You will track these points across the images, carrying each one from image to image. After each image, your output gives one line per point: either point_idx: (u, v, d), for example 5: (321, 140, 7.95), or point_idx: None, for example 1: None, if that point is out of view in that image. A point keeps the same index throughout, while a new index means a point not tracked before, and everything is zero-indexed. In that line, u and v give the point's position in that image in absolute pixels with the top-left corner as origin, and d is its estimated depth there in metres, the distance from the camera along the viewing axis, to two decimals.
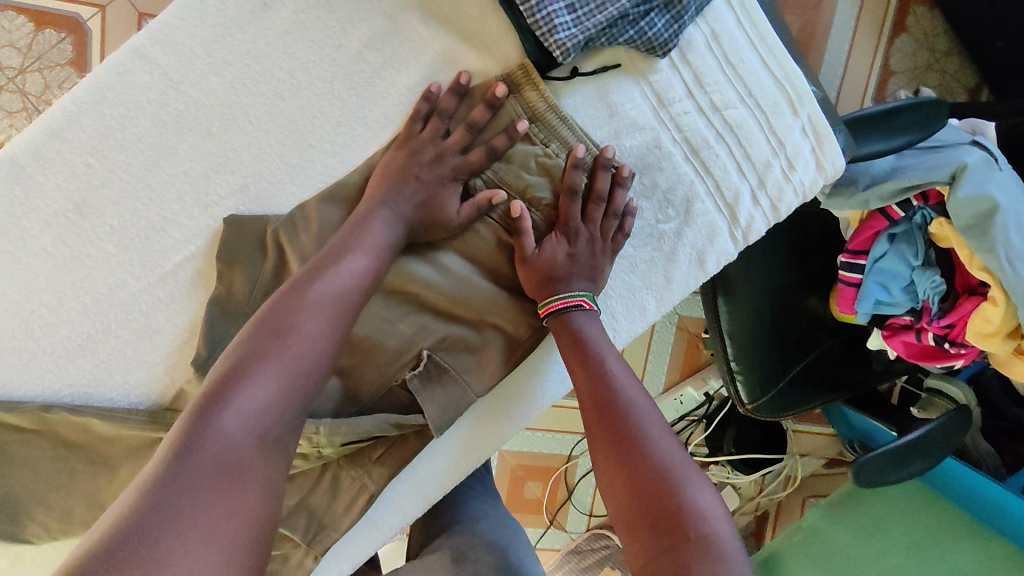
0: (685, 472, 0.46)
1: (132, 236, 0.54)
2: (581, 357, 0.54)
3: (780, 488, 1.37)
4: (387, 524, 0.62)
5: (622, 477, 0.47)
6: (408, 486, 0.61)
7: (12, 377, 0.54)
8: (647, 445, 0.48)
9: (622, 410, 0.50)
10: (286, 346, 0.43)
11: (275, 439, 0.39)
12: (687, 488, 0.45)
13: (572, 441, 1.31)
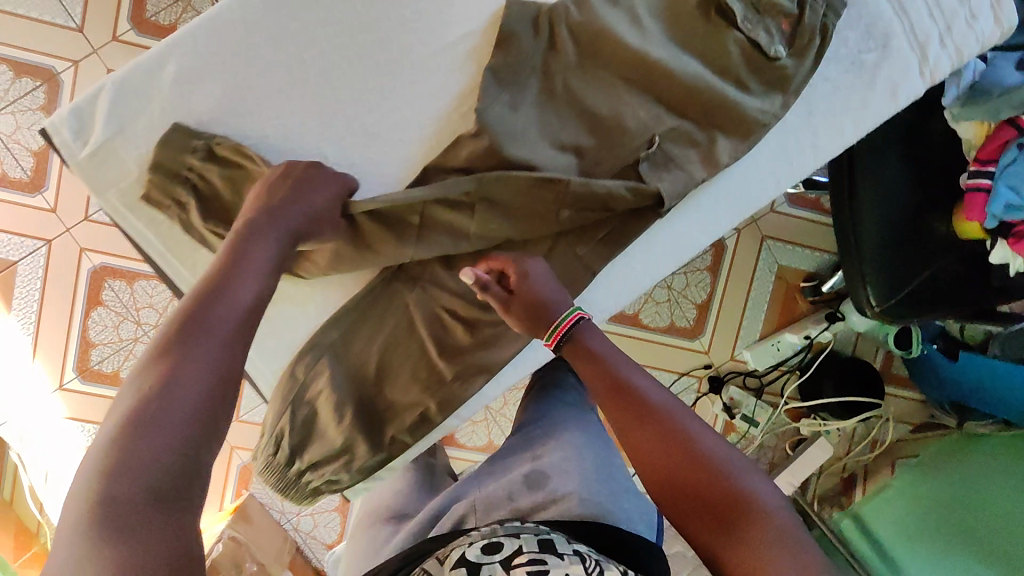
0: (738, 466, 0.55)
1: (426, 8, 0.63)
2: (605, 368, 0.63)
3: (867, 451, 1.40)
4: (597, 304, 0.72)
5: (681, 456, 0.56)
6: (621, 271, 0.71)
7: (312, 116, 0.62)
8: (699, 441, 0.57)
9: (687, 458, 0.56)
10: (220, 309, 0.50)
11: (197, 431, 0.43)
12: (741, 474, 0.54)
13: (669, 380, 1.35)
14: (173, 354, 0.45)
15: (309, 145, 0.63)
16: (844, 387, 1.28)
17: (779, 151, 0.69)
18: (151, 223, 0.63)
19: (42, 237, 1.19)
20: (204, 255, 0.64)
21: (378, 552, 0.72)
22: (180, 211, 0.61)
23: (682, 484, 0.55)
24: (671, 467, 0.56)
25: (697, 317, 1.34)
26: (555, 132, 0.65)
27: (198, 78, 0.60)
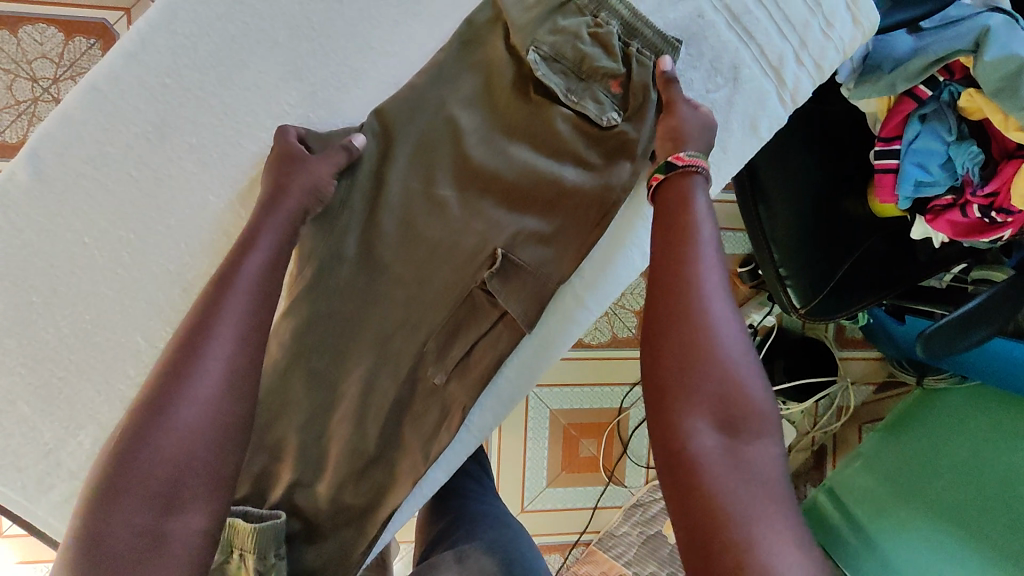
0: (742, 366, 0.46)
1: (209, 155, 0.56)
2: (679, 208, 0.53)
3: (834, 421, 1.37)
4: (478, 429, 0.64)
5: (692, 324, 0.47)
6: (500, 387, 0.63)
7: (109, 304, 0.56)
8: (720, 334, 0.46)
9: (707, 335, 0.46)
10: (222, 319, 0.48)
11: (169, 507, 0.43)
12: (744, 374, 0.45)
13: (621, 392, 1.31)
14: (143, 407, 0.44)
15: (120, 333, 0.56)
16: (795, 369, 1.24)
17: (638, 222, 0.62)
18: None
19: None
20: (28, 473, 0.56)
21: None
22: None
23: (680, 346, 0.46)
24: (674, 332, 0.47)
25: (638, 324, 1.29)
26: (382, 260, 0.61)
27: None
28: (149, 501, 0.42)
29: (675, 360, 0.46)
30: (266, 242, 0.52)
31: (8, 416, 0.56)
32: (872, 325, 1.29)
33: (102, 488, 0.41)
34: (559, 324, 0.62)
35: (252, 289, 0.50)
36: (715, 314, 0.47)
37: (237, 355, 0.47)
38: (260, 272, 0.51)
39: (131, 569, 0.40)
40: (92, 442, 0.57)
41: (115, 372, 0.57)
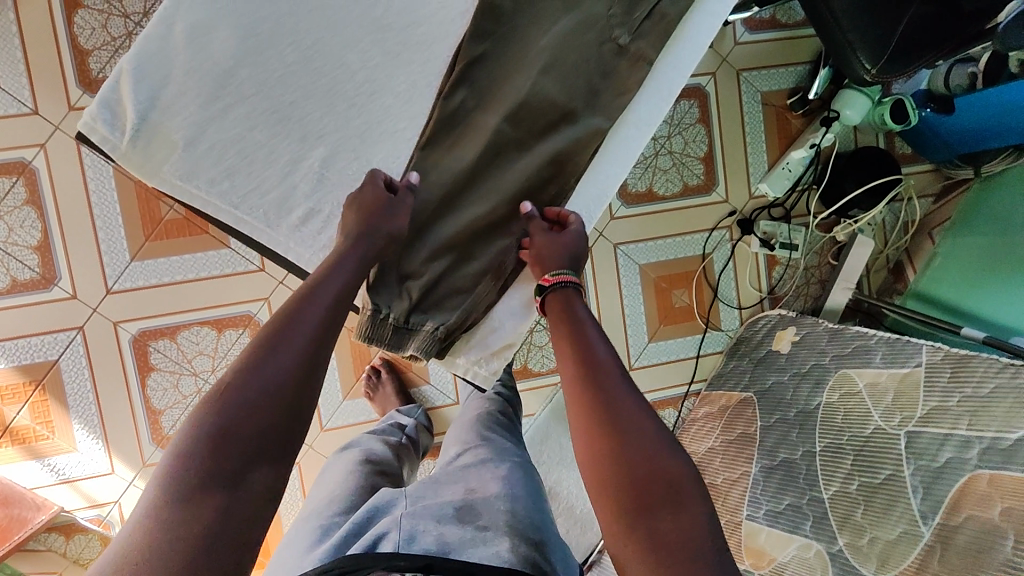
0: (666, 453, 0.56)
1: None
2: (567, 332, 0.64)
3: (903, 236, 1.44)
4: (644, 122, 0.70)
5: (607, 419, 0.58)
6: (666, 77, 0.69)
7: (323, 26, 0.62)
8: (637, 428, 0.58)
9: (634, 479, 0.55)
10: (315, 304, 0.59)
11: (253, 453, 0.52)
12: (658, 453, 0.56)
13: (703, 238, 1.38)
14: (241, 369, 0.54)
15: (334, 55, 0.63)
16: (864, 177, 1.32)
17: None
18: (213, 185, 0.62)
19: (72, 326, 1.18)
20: (270, 198, 0.63)
21: (310, 556, 0.74)
22: (232, 161, 0.62)
23: (606, 464, 0.57)
24: (603, 432, 0.58)
25: (705, 169, 1.37)
26: None
27: (208, 27, 0.60)
28: (239, 440, 0.52)
29: (603, 448, 0.57)
30: (353, 257, 0.62)
31: (246, 143, 0.62)
32: (919, 128, 1.38)
33: (209, 432, 0.51)
34: (703, 8, 0.70)
35: (352, 274, 0.61)
36: (632, 413, 0.59)
37: (321, 343, 0.58)
38: (345, 288, 0.61)
39: (200, 494, 0.49)
40: (322, 161, 0.64)
41: (333, 92, 0.64)
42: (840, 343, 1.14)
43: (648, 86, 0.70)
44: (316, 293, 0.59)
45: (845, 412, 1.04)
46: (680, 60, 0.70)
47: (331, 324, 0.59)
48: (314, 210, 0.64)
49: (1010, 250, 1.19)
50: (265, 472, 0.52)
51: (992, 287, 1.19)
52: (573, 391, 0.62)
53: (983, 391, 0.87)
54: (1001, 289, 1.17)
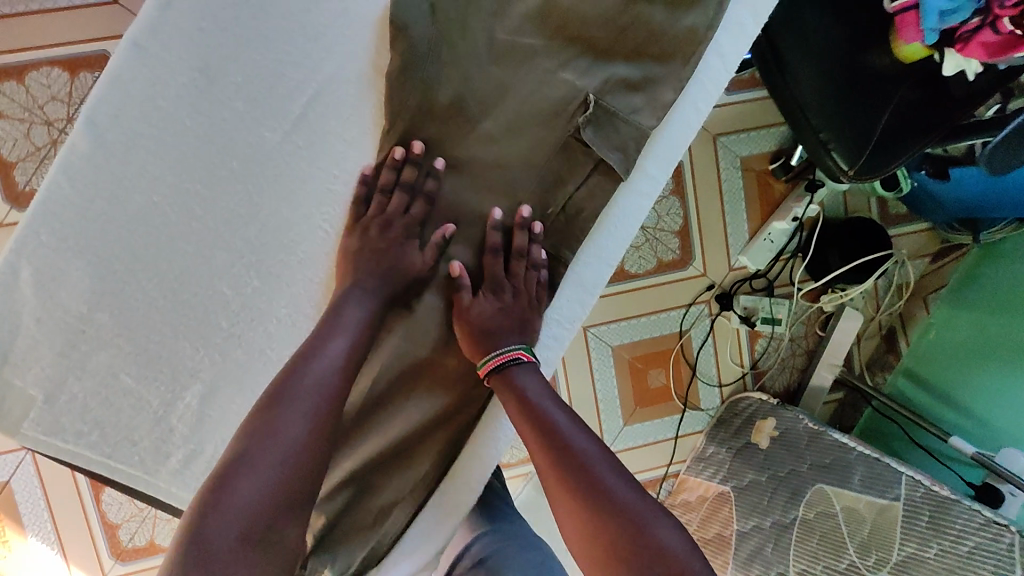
0: (648, 520, 0.56)
1: (254, 95, 0.61)
2: (523, 410, 0.63)
3: (897, 300, 1.33)
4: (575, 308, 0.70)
5: (581, 494, 0.58)
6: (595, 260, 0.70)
7: (189, 255, 0.59)
8: (612, 496, 0.58)
9: (626, 553, 0.55)
10: (304, 377, 0.57)
11: (255, 538, 0.51)
12: (644, 522, 0.56)
13: (678, 315, 1.29)
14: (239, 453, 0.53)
15: (204, 285, 0.59)
16: (850, 251, 1.23)
17: (687, 87, 0.68)
18: (80, 436, 0.56)
19: (20, 445, 1.15)
20: (143, 444, 0.58)
21: None
22: (102, 409, 0.57)
23: (594, 542, 0.57)
24: (580, 507, 0.58)
25: (681, 243, 1.28)
26: (441, 174, 0.67)
27: (62, 269, 0.55)
28: (233, 534, 0.50)
29: (585, 527, 0.58)
30: (338, 339, 0.60)
31: (114, 389, 0.56)
32: (917, 193, 1.26)
33: (194, 530, 0.49)
34: (629, 193, 0.69)
35: (346, 340, 0.60)
36: (607, 483, 0.59)
37: (315, 419, 0.57)
38: (334, 361, 0.59)
39: None
40: (200, 400, 0.58)
41: (210, 326, 0.59)
42: (817, 451, 1.07)
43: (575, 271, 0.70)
44: (305, 366, 0.58)
45: (821, 535, 0.98)
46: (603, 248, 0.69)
47: (324, 397, 0.58)
48: (193, 453, 0.58)
49: (1007, 336, 1.09)
50: (273, 557, 0.51)
51: (983, 376, 1.11)
52: (545, 474, 0.61)
53: (963, 548, 0.81)
54: (992, 380, 1.08)
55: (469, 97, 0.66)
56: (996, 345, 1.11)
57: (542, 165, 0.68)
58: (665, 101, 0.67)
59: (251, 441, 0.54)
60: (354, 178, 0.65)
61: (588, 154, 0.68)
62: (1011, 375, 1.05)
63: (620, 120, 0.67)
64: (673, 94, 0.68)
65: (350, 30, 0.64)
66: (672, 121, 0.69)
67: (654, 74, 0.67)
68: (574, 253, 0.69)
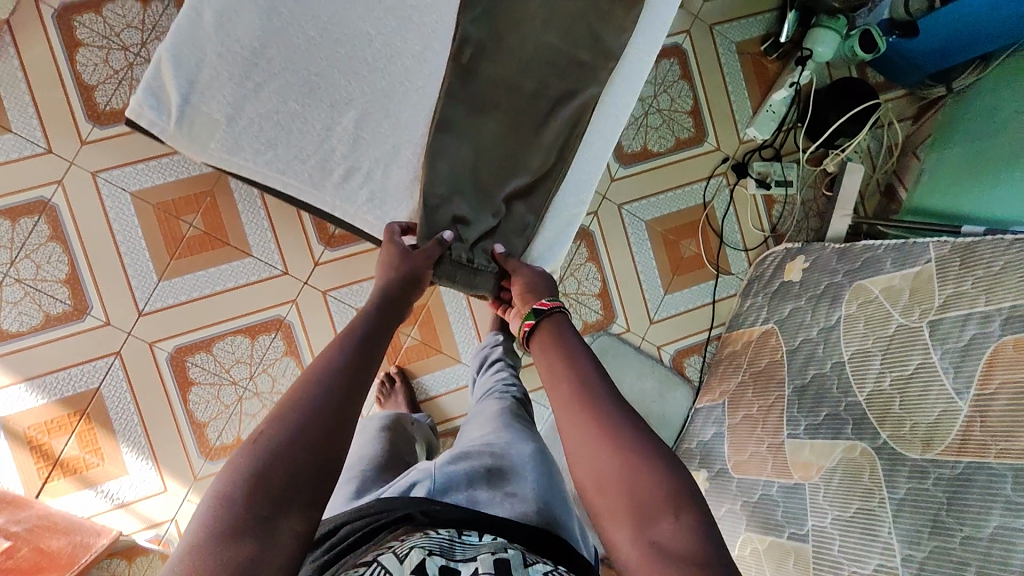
0: (658, 464, 0.57)
1: None
2: (561, 358, 0.68)
3: (888, 159, 1.50)
4: (645, 52, 0.81)
5: (604, 421, 0.61)
6: (658, 5, 0.80)
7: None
8: (622, 433, 0.60)
9: (631, 479, 0.56)
10: (336, 363, 0.60)
11: (289, 489, 0.50)
12: (652, 463, 0.57)
13: (701, 188, 1.43)
14: (280, 407, 0.55)
15: (350, 24, 0.69)
16: (845, 106, 1.37)
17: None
18: (258, 155, 0.69)
19: (109, 352, 1.20)
20: (310, 162, 0.70)
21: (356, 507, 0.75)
22: (273, 131, 0.68)
23: (599, 464, 0.59)
24: (602, 426, 0.61)
25: (694, 122, 1.42)
26: None
27: (235, 8, 0.66)
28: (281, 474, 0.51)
29: (600, 447, 0.59)
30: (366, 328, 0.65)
31: (282, 113, 0.68)
32: (889, 55, 1.44)
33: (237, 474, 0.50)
34: None
35: (366, 336, 0.64)
36: (622, 418, 0.61)
37: (348, 393, 0.58)
38: (356, 350, 0.62)
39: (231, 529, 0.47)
40: (355, 123, 0.70)
41: (357, 58, 0.70)
42: (849, 261, 1.19)
43: (645, 19, 0.80)
44: (331, 354, 0.61)
45: (866, 319, 1.09)
46: (655, 20, 0.80)
47: (350, 380, 0.59)
48: (353, 167, 0.71)
49: (992, 148, 1.24)
50: (301, 516, 0.50)
51: (978, 187, 1.24)
52: (566, 405, 0.64)
53: (996, 268, 0.92)
54: (987, 186, 1.22)
55: None
56: (984, 160, 1.26)
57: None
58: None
59: (289, 401, 0.56)
60: None
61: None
62: (1002, 175, 1.19)
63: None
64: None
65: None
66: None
67: None
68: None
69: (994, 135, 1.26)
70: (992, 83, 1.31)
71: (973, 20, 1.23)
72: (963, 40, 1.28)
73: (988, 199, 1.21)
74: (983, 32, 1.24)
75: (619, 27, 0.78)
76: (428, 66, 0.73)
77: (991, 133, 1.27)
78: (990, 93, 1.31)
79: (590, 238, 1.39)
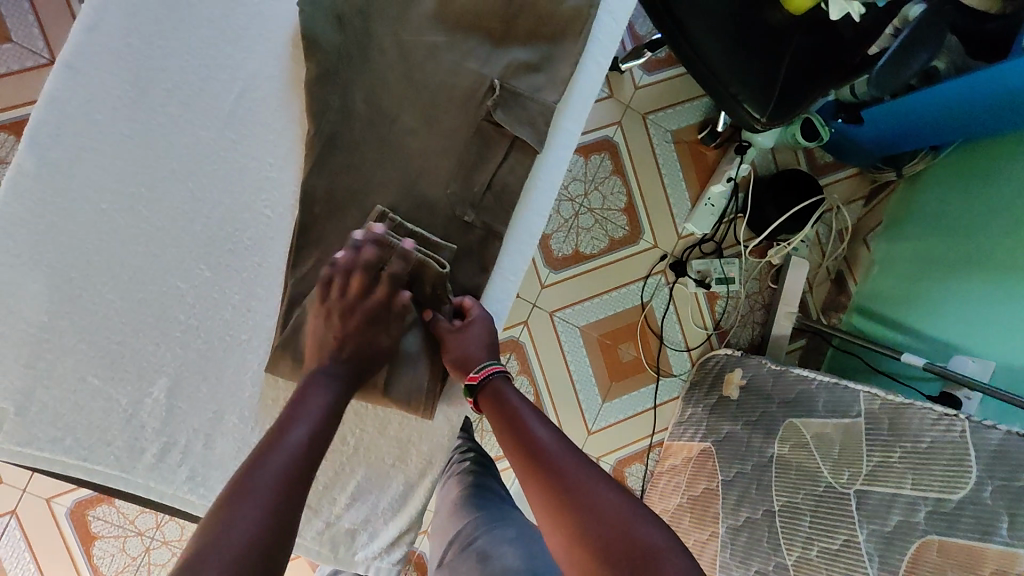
0: (631, 512, 0.56)
1: (191, 105, 0.68)
2: (512, 421, 0.65)
3: (839, 245, 1.40)
4: (512, 270, 0.73)
5: (568, 479, 0.59)
6: (530, 216, 0.73)
7: (143, 253, 0.66)
8: (592, 492, 0.58)
9: (603, 537, 0.54)
10: (277, 450, 0.56)
11: None
12: (632, 518, 0.55)
13: (638, 288, 1.34)
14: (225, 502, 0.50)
15: (161, 282, 0.66)
16: (783, 202, 1.30)
17: (583, 58, 0.74)
18: (56, 443, 0.63)
19: (4, 512, 1.14)
20: (118, 443, 0.64)
21: None
22: (77, 408, 0.64)
23: (574, 522, 0.56)
24: (561, 487, 0.58)
25: (628, 218, 1.33)
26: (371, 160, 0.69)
27: (16, 282, 0.63)
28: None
29: (568, 510, 0.57)
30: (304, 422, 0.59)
31: (84, 391, 0.64)
32: (834, 139, 1.33)
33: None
34: (548, 160, 0.73)
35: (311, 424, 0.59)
36: (585, 472, 0.60)
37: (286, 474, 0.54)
38: (302, 442, 0.57)
39: None
40: (166, 394, 0.65)
41: (168, 322, 0.66)
42: (784, 388, 1.12)
43: (513, 231, 0.73)
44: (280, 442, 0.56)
45: (798, 466, 1.01)
46: (516, 260, 0.73)
47: (297, 460, 0.56)
48: (167, 445, 0.65)
49: (947, 250, 1.16)
50: None
51: (930, 295, 1.16)
52: (526, 478, 0.61)
53: (922, 445, 0.85)
54: (941, 299, 1.14)
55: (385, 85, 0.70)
56: (939, 265, 1.17)
57: (462, 148, 0.71)
58: (564, 74, 0.72)
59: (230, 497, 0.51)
60: (287, 166, 0.69)
61: (503, 134, 0.71)
62: (956, 288, 1.11)
63: (527, 99, 0.70)
64: (570, 67, 0.72)
65: (271, 42, 0.69)
66: (579, 82, 0.74)
67: (555, 47, 0.72)
68: (504, 225, 0.71)
69: (948, 241, 1.17)
70: (949, 177, 1.21)
71: (919, 115, 1.11)
72: (914, 132, 1.16)
73: (943, 315, 1.12)
74: (932, 128, 1.13)
75: (477, 247, 0.71)
76: (256, 314, 0.68)
77: (946, 237, 1.17)
78: (946, 189, 1.21)
79: (521, 349, 1.31)
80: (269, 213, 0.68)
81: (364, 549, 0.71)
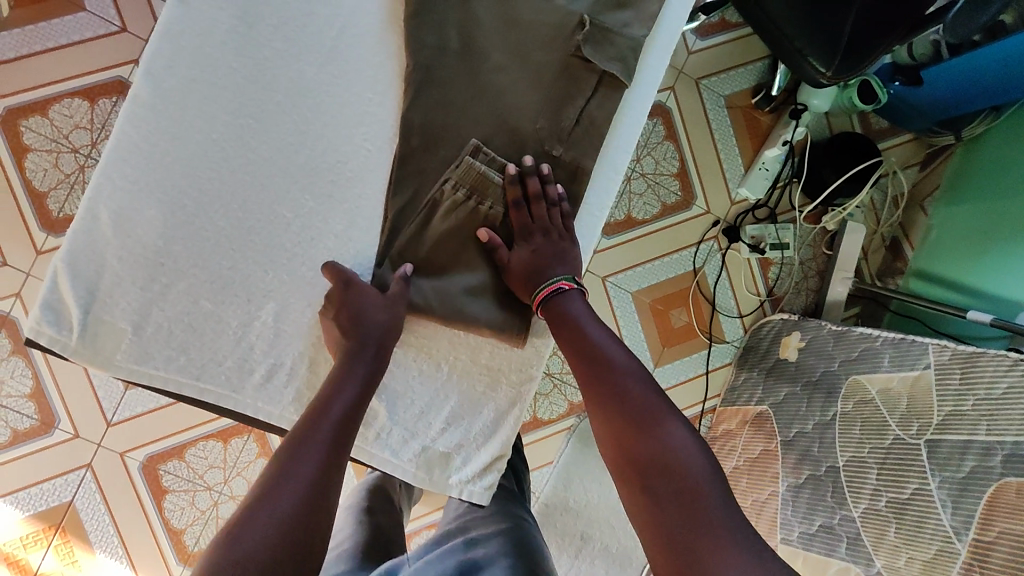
0: (668, 420, 0.68)
1: (295, 46, 0.74)
2: (572, 330, 0.74)
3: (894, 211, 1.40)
4: (598, 206, 0.79)
5: (617, 387, 0.70)
6: (615, 153, 0.77)
7: (255, 183, 0.72)
8: (638, 399, 0.69)
9: (647, 436, 0.67)
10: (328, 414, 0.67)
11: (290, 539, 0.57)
12: (670, 428, 0.67)
13: (692, 253, 1.35)
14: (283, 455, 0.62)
15: (262, 211, 0.72)
16: (840, 164, 1.29)
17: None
18: (170, 362, 0.71)
19: (80, 464, 1.18)
20: (228, 364, 0.72)
21: None
22: (187, 328, 0.71)
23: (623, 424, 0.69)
24: (611, 393, 0.71)
25: (681, 184, 1.34)
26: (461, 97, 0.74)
27: (133, 209, 0.69)
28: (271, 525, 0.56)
29: (616, 410, 0.70)
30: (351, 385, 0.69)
31: (196, 313, 0.71)
32: (891, 102, 1.33)
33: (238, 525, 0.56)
34: (633, 99, 0.77)
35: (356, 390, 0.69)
36: (632, 383, 0.71)
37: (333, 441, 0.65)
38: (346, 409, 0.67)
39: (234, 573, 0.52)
40: (274, 317, 0.73)
41: (275, 250, 0.72)
42: (846, 348, 1.12)
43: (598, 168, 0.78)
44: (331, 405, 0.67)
45: (863, 421, 1.01)
46: (601, 195, 0.78)
47: (342, 427, 0.66)
48: (274, 366, 0.73)
49: (1011, 211, 1.14)
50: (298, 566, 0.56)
51: (993, 254, 1.15)
52: (579, 377, 0.73)
53: (997, 392, 0.84)
54: (1004, 260, 1.12)
55: (476, 24, 0.74)
56: (1002, 226, 1.15)
57: (549, 86, 0.75)
58: (651, 12, 0.76)
59: (287, 450, 0.63)
60: (384, 101, 0.75)
61: (590, 70, 0.75)
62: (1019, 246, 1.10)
63: (614, 35, 0.75)
64: (657, 6, 0.76)
65: None
66: (661, 25, 0.78)
67: None
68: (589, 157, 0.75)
69: (1012, 201, 1.15)
70: (1010, 139, 1.19)
71: (988, 73, 1.09)
72: (978, 92, 1.14)
73: (1005, 274, 1.11)
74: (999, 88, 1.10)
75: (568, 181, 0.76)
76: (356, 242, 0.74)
77: (1010, 197, 1.15)
78: (1007, 151, 1.19)
79: None
80: (369, 146, 0.74)
81: (456, 472, 0.78)
